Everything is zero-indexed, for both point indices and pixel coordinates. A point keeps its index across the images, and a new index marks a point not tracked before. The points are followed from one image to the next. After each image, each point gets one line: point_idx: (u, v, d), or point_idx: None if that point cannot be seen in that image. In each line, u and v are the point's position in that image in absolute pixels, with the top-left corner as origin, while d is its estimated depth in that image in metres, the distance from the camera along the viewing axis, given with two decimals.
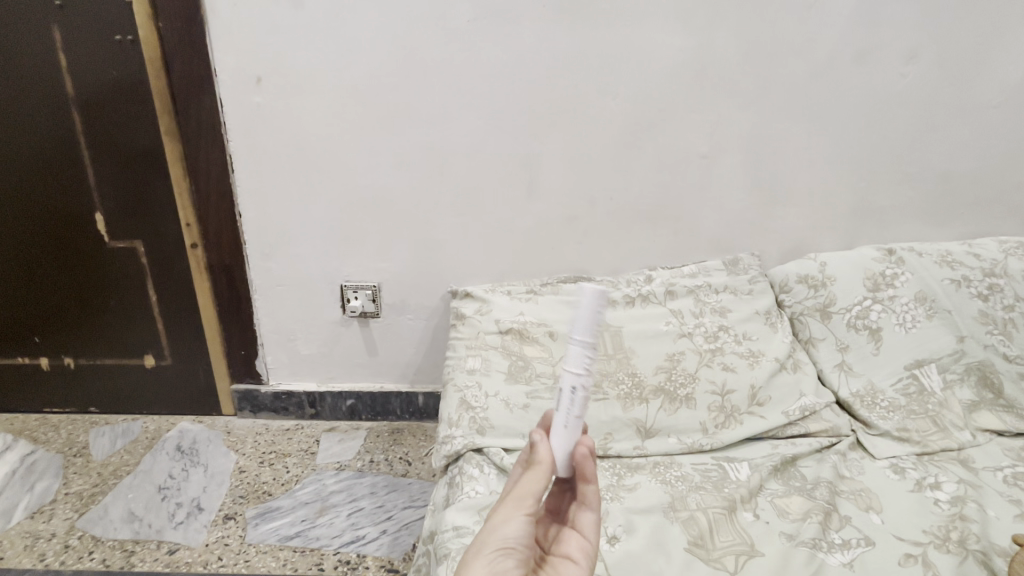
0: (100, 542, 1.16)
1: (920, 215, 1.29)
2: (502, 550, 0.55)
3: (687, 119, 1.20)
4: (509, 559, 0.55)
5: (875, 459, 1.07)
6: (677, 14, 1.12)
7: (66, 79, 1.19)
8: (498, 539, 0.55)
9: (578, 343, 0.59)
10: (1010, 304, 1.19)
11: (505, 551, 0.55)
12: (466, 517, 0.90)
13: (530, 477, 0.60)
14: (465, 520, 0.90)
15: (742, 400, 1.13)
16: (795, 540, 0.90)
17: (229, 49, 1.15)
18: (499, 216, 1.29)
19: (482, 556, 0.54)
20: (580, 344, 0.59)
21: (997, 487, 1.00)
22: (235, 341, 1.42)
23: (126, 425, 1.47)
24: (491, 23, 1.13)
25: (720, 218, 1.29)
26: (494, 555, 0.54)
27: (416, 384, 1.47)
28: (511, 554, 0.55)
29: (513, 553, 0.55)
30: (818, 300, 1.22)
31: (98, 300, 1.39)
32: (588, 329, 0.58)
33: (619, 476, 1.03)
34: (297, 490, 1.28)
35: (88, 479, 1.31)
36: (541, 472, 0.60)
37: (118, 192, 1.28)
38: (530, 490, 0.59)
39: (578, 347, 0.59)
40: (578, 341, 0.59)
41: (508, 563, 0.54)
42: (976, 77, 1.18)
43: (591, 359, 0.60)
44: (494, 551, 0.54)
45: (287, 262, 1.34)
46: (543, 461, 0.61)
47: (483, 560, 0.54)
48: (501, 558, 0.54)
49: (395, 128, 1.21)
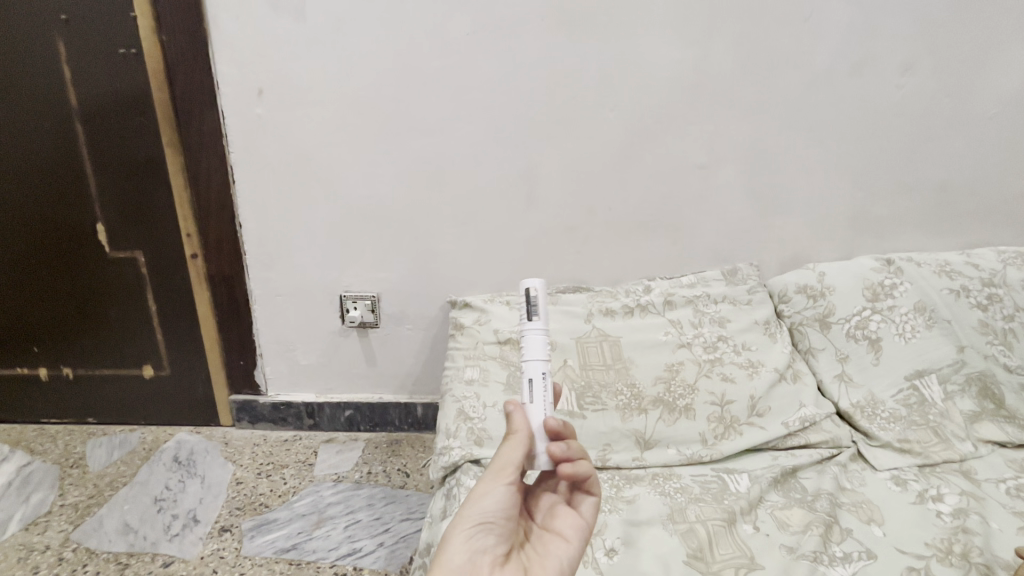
0: (95, 554, 1.15)
1: (918, 226, 1.29)
2: (479, 528, 0.59)
3: (685, 130, 1.21)
4: (486, 535, 0.58)
5: (877, 470, 1.07)
6: (674, 27, 1.14)
7: (69, 91, 1.20)
8: (476, 515, 0.59)
9: (535, 329, 0.64)
10: (1010, 314, 1.19)
11: (481, 528, 0.59)
12: None
13: (506, 445, 0.62)
14: None
15: (741, 410, 1.12)
16: (796, 553, 0.89)
17: (232, 62, 1.17)
18: (499, 227, 1.29)
19: (460, 532, 0.58)
20: (536, 327, 0.64)
21: (1000, 500, 0.99)
22: (233, 352, 1.42)
23: (124, 436, 1.47)
24: (490, 36, 1.14)
25: (719, 229, 1.30)
26: (471, 533, 0.58)
27: (415, 395, 1.46)
28: (490, 531, 0.59)
29: (492, 529, 0.59)
30: (817, 310, 1.22)
31: (97, 311, 1.39)
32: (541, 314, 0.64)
33: (618, 488, 1.03)
34: (294, 502, 1.27)
35: (83, 490, 1.31)
36: (518, 440, 0.62)
37: (119, 202, 1.29)
38: (508, 461, 0.61)
39: (535, 333, 0.64)
40: (535, 328, 0.64)
41: (485, 541, 0.58)
42: (971, 88, 1.18)
43: (546, 342, 0.64)
44: (472, 529, 0.58)
45: (287, 273, 1.34)
46: (519, 428, 0.63)
47: (459, 538, 0.58)
48: (478, 535, 0.58)
49: (395, 139, 1.22)
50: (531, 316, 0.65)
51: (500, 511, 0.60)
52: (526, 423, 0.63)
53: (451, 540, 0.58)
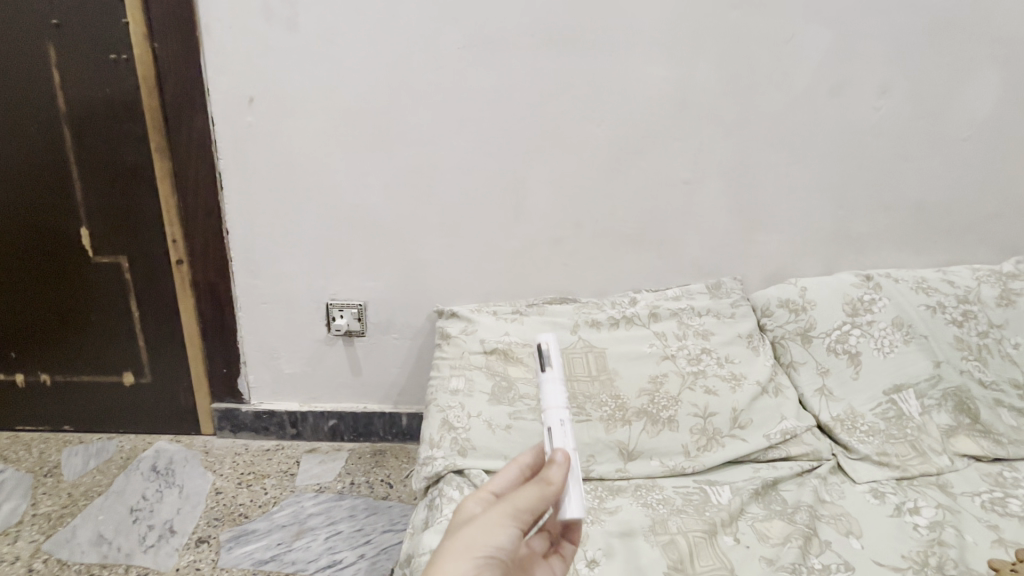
0: (66, 566, 1.13)
1: (897, 243, 1.31)
2: (488, 560, 0.55)
3: (670, 147, 1.23)
4: (492, 570, 0.55)
5: (856, 483, 1.09)
6: (660, 46, 1.16)
7: (58, 95, 1.20)
8: (488, 548, 0.55)
9: (552, 377, 0.64)
10: (985, 330, 1.21)
11: (489, 562, 0.55)
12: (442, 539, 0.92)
13: (535, 490, 0.58)
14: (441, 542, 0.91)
15: (724, 422, 1.14)
16: (775, 565, 0.91)
17: (223, 70, 1.17)
18: (487, 238, 1.30)
19: (469, 559, 0.54)
20: (553, 377, 0.64)
21: (975, 513, 1.02)
22: (216, 359, 1.40)
23: (101, 444, 1.44)
24: (480, 51, 1.16)
25: (704, 243, 1.31)
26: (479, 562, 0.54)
27: (400, 405, 1.45)
28: (495, 567, 0.55)
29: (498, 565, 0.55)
30: (799, 325, 1.23)
31: (78, 316, 1.37)
32: (556, 361, 0.64)
33: (601, 499, 1.04)
34: (274, 512, 1.26)
35: (57, 500, 1.28)
36: (549, 491, 0.58)
37: (105, 207, 1.28)
38: (528, 506, 0.58)
39: (554, 381, 0.64)
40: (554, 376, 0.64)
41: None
42: (946, 110, 1.21)
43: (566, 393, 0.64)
44: (481, 559, 0.54)
45: (273, 281, 1.33)
46: (554, 483, 0.58)
47: (467, 563, 0.54)
48: (485, 568, 0.54)
49: (383, 149, 1.22)
50: (545, 367, 0.65)
51: (509, 551, 0.56)
52: (561, 482, 0.58)
53: (456, 560, 0.54)
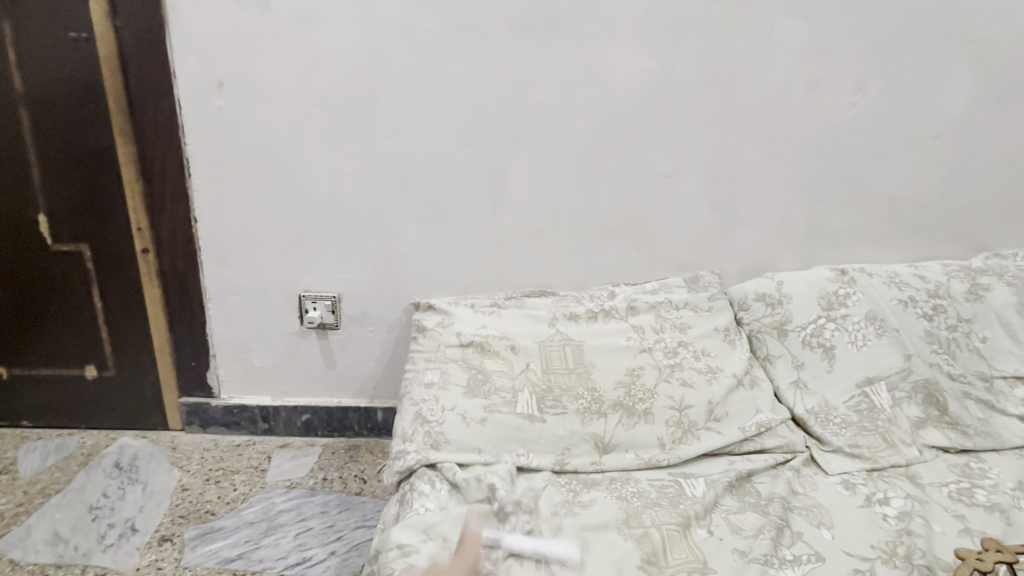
0: (19, 567, 1.08)
1: (870, 238, 1.33)
2: None
3: (649, 139, 1.22)
4: None
5: (828, 474, 1.10)
6: (640, 36, 1.15)
7: (15, 74, 1.14)
8: None
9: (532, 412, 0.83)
10: (954, 324, 1.24)
11: None
12: (409, 536, 0.91)
13: None
14: (408, 538, 0.90)
15: (700, 415, 1.14)
16: (747, 557, 0.91)
17: (191, 51, 1.13)
18: (464, 229, 1.28)
19: None
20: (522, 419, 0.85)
21: (942, 503, 1.04)
22: (184, 352, 1.36)
23: (61, 440, 1.38)
24: (458, 38, 1.14)
25: (683, 237, 1.31)
26: None
27: (375, 399, 1.42)
28: None
29: None
30: (775, 318, 1.24)
31: (37, 305, 1.31)
32: None
33: (576, 492, 1.04)
34: (243, 509, 1.23)
35: (11, 498, 1.23)
36: None
37: (65, 193, 1.22)
38: None
39: None
40: None
41: None
42: (918, 108, 1.23)
43: None
44: None
45: (243, 271, 1.29)
46: None
47: None
48: None
49: (357, 137, 1.19)
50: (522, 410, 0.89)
51: None
52: None
53: None
